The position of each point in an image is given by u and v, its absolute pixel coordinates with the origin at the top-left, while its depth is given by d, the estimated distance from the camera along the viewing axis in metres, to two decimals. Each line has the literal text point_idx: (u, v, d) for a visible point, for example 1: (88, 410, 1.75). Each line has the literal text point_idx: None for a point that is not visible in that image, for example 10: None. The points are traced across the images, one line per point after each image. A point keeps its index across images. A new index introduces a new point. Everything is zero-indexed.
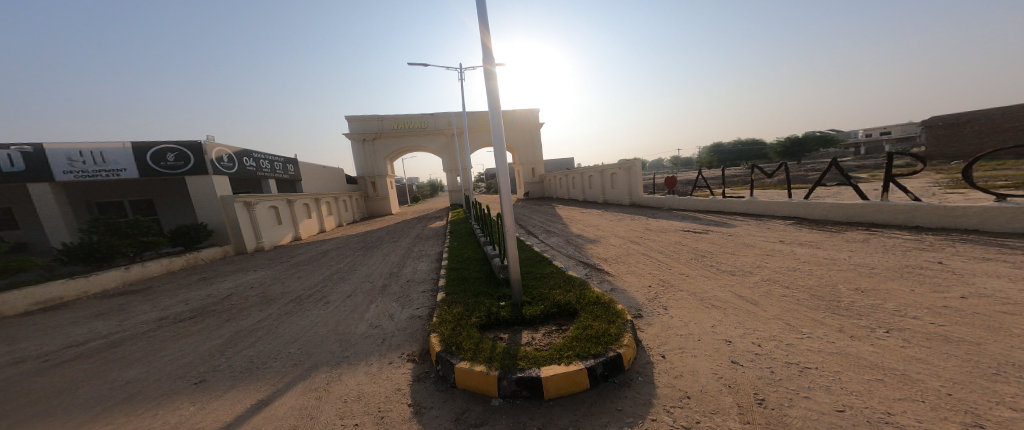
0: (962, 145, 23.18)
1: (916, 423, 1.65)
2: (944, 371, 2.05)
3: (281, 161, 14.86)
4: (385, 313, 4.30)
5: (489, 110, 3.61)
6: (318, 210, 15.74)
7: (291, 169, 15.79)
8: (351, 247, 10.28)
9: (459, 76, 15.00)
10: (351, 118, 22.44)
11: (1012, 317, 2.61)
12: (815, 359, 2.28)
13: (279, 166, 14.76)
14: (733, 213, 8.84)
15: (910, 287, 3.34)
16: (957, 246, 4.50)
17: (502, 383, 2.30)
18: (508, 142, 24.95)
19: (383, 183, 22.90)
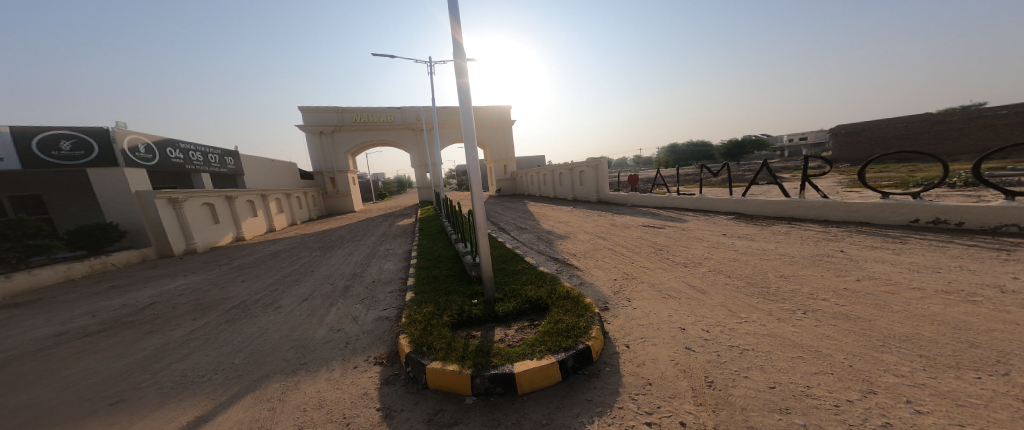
0: (858, 151, 27.11)
1: (826, 392, 1.94)
2: (846, 345, 2.41)
3: (216, 153, 13.32)
4: (347, 316, 4.06)
5: (459, 105, 3.53)
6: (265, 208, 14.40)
7: (230, 162, 14.20)
8: (304, 247, 9.55)
9: (428, 67, 14.38)
10: (306, 109, 20.68)
11: (893, 296, 3.15)
12: (751, 341, 2.57)
13: (215, 158, 13.21)
14: (686, 209, 9.57)
15: (823, 272, 3.88)
16: (858, 236, 5.31)
17: (475, 381, 2.28)
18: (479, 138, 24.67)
19: (342, 179, 21.50)
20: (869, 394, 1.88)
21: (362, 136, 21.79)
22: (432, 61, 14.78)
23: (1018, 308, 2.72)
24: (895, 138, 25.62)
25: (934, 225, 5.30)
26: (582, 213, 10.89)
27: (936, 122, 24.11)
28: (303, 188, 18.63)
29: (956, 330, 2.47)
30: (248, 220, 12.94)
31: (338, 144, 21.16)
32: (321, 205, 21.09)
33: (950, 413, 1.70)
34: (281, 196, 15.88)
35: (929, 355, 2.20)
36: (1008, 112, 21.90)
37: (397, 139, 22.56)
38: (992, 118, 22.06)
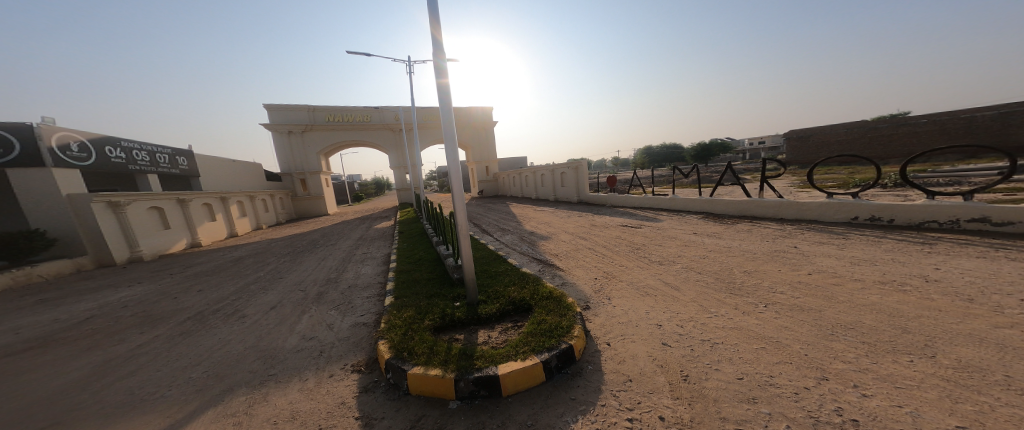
0: (808, 154, 29.42)
1: (786, 381, 2.08)
2: (802, 335, 2.61)
3: (165, 152, 12.29)
4: (321, 323, 3.87)
5: (439, 105, 3.47)
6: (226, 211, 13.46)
7: (183, 162, 13.15)
8: (271, 253, 9.02)
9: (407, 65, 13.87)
10: (275, 106, 19.56)
11: (840, 287, 3.45)
12: (720, 335, 2.71)
13: (164, 158, 12.18)
14: (660, 209, 9.96)
15: (781, 267, 4.17)
16: (810, 232, 5.76)
17: (459, 384, 2.25)
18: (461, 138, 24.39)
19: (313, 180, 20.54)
20: (823, 381, 2.05)
21: (335, 136, 20.89)
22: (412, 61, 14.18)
23: (942, 296, 3.05)
24: (837, 144, 28.08)
25: (871, 222, 5.84)
26: (563, 214, 11.06)
27: (869, 129, 26.59)
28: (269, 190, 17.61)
29: (893, 318, 2.73)
30: (205, 225, 12.04)
31: (309, 144, 20.17)
32: (291, 208, 20.03)
33: (889, 395, 1.88)
34: (245, 199, 14.94)
35: (871, 342, 2.42)
36: (928, 121, 24.65)
37: (374, 140, 21.82)
38: (916, 126, 24.75)
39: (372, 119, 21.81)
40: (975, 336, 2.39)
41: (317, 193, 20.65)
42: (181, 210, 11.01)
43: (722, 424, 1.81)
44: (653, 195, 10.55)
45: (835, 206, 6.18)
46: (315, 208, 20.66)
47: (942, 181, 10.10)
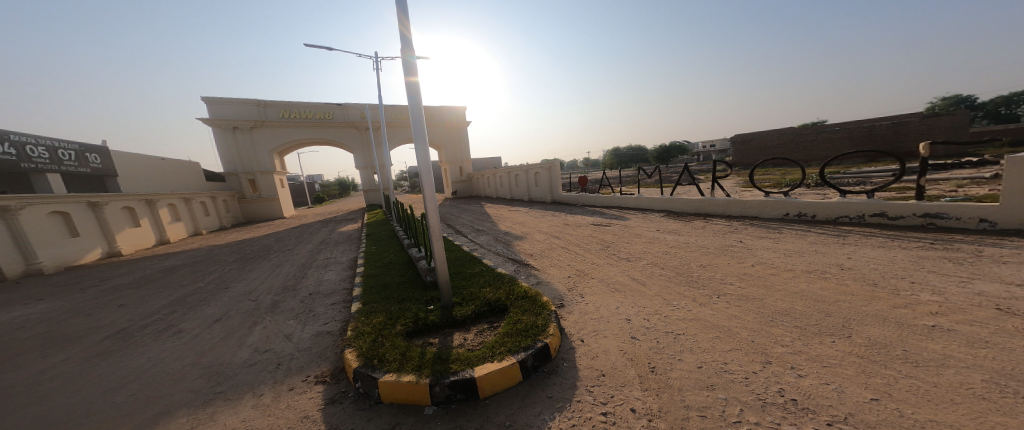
0: (750, 157, 32.29)
1: (737, 367, 2.26)
2: (750, 322, 2.86)
3: (70, 148, 10.67)
4: (277, 334, 3.59)
5: (409, 103, 3.36)
6: (155, 215, 12.03)
7: (94, 159, 11.51)
8: (215, 260, 8.21)
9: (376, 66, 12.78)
10: (220, 100, 17.83)
11: (779, 276, 3.82)
12: (681, 326, 2.89)
13: (68, 155, 10.54)
14: (626, 208, 10.40)
15: (731, 260, 4.53)
16: (754, 228, 6.33)
17: (434, 390, 2.19)
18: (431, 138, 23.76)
19: (265, 180, 19.01)
20: (767, 365, 2.25)
21: (292, 134, 19.46)
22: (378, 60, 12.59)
23: (855, 281, 3.49)
24: (773, 147, 30.70)
25: (799, 218, 6.54)
26: (536, 214, 11.18)
27: (796, 135, 29.78)
28: (211, 191, 16.04)
29: (820, 303, 3.08)
30: (127, 232, 10.67)
31: (260, 141, 18.62)
32: (238, 211, 18.40)
33: (820, 374, 2.11)
34: (179, 202, 13.46)
35: (804, 326, 2.70)
36: (841, 128, 28.18)
37: (336, 138, 20.61)
38: (831, 133, 28.07)
39: (334, 116, 20.51)
40: (880, 316, 2.76)
41: (270, 195, 19.16)
42: (95, 215, 9.68)
43: (687, 412, 1.92)
44: (620, 194, 10.97)
45: (772, 204, 6.85)
46: (268, 210, 19.15)
47: (852, 181, 11.64)
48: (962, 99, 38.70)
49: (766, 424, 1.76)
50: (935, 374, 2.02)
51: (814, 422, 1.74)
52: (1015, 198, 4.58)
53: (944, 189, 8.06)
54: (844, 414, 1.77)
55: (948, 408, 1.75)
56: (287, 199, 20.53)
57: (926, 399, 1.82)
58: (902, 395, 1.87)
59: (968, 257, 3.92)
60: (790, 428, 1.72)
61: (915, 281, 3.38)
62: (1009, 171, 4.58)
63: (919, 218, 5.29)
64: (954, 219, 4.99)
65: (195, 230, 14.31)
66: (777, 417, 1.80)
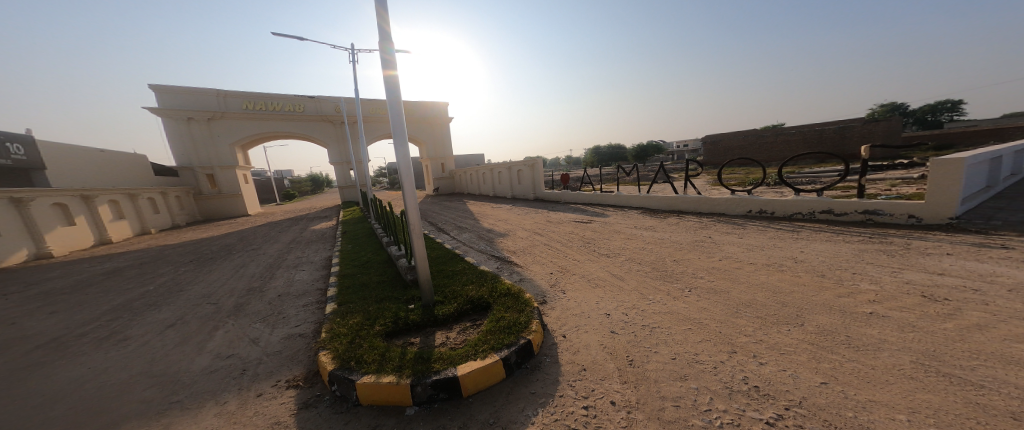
0: (718, 157, 33.81)
1: (706, 357, 2.38)
2: (719, 313, 3.01)
3: None
4: (242, 338, 3.41)
5: (387, 97, 3.26)
6: (92, 214, 11.04)
7: (16, 149, 10.42)
8: (167, 262, 7.63)
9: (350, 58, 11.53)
10: (174, 89, 16.55)
11: (745, 270, 4.05)
12: (656, 319, 3.00)
13: None
14: (606, 205, 10.62)
15: (702, 255, 4.75)
16: (721, 224, 6.66)
17: (416, 390, 2.17)
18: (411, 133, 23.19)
19: (225, 175, 17.87)
20: (733, 354, 2.39)
21: (257, 127, 18.42)
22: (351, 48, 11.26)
23: (807, 273, 3.77)
24: (739, 148, 32.27)
25: (761, 214, 6.94)
26: (519, 211, 11.20)
27: (758, 137, 31.47)
28: (160, 187, 14.91)
29: (779, 294, 3.29)
30: (57, 231, 9.71)
31: (219, 133, 17.47)
32: (195, 209, 17.20)
33: (778, 361, 2.26)
34: (123, 198, 12.44)
35: (765, 316, 2.88)
36: (798, 131, 30.14)
37: (306, 132, 19.73)
38: (788, 136, 29.97)
39: (306, 109, 19.63)
40: (829, 305, 2.99)
41: (232, 191, 18.07)
42: (20, 212, 8.76)
43: (663, 403, 1.99)
44: (601, 192, 11.19)
45: (737, 201, 7.23)
46: (229, 208, 18.06)
47: (808, 180, 12.54)
48: (897, 106, 42.55)
49: (732, 411, 1.86)
50: (874, 357, 2.22)
51: (773, 407, 1.86)
52: (941, 196, 5.09)
53: (883, 188, 8.84)
54: (799, 398, 1.90)
55: (885, 388, 1.92)
56: (251, 196, 19.43)
57: (867, 381, 2.00)
58: (848, 378, 2.04)
59: (903, 250, 4.32)
60: (753, 413, 1.83)
61: (858, 272, 3.69)
62: (935, 172, 5.09)
63: (860, 214, 5.77)
64: (890, 215, 5.49)
65: (143, 229, 13.28)
66: (742, 404, 1.91)
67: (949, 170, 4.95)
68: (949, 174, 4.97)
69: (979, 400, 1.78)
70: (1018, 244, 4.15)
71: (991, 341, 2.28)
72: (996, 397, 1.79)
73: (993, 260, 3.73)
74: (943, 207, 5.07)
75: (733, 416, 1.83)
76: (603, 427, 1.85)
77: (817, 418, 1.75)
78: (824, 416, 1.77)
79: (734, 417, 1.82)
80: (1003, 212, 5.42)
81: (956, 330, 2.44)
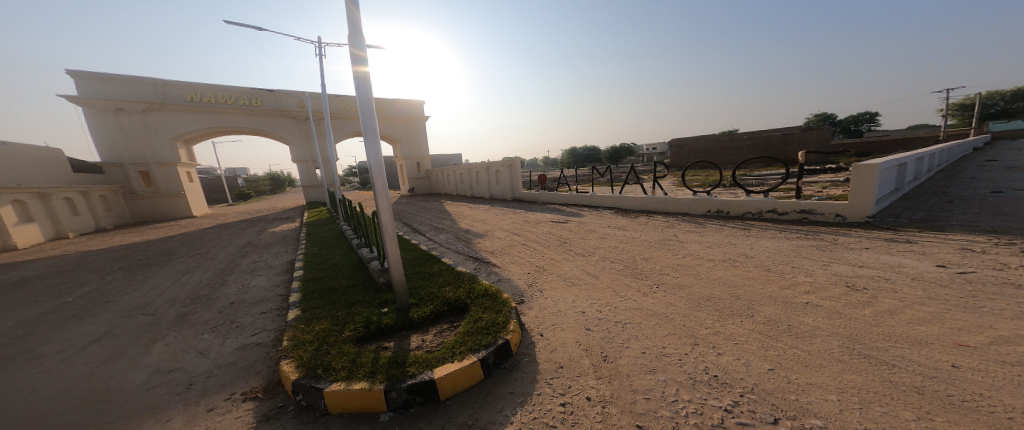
0: (683, 159, 35.55)
1: (672, 350, 2.50)
2: (684, 308, 3.18)
3: None
4: (188, 350, 3.14)
5: (356, 93, 3.14)
6: None
7: None
8: (94, 269, 6.84)
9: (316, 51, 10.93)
10: (102, 76, 14.92)
11: (707, 266, 4.29)
12: (627, 316, 3.11)
13: None
14: (581, 205, 10.85)
15: (668, 253, 4.98)
16: (685, 223, 7.03)
17: (390, 395, 2.11)
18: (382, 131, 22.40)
19: (164, 172, 16.32)
20: (695, 346, 2.53)
21: (205, 121, 17.04)
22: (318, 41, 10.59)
23: (758, 267, 4.08)
24: (702, 151, 34.18)
25: (719, 214, 7.40)
26: (496, 211, 11.18)
27: (717, 141, 33.50)
28: (80, 185, 13.36)
29: (734, 288, 3.53)
30: None
31: (158, 127, 15.95)
32: (126, 210, 15.55)
33: (734, 351, 2.42)
34: (32, 197, 11.04)
35: (722, 309, 3.07)
36: (752, 136, 32.41)
37: (264, 128, 18.54)
38: (742, 141, 32.19)
39: (264, 103, 18.38)
40: (778, 296, 3.25)
41: (172, 190, 16.58)
42: None
43: (635, 396, 2.07)
44: (577, 192, 11.41)
45: (699, 201, 7.66)
46: (167, 208, 16.51)
47: (760, 181, 13.58)
48: (830, 115, 47.21)
49: (696, 400, 1.97)
50: (810, 343, 2.44)
51: (730, 394, 1.98)
52: (861, 197, 5.72)
53: (820, 190, 9.80)
54: (751, 384, 2.05)
55: (821, 371, 2.12)
56: (195, 195, 17.91)
57: (809, 366, 2.19)
58: (790, 364, 2.22)
59: (835, 245, 4.79)
60: (714, 402, 1.94)
61: (799, 266, 4.04)
62: (856, 176, 5.76)
63: (797, 214, 6.32)
64: (823, 214, 6.07)
65: (56, 233, 11.86)
66: (704, 393, 2.02)
67: (869, 175, 5.60)
68: (869, 177, 5.62)
69: (891, 378, 2.00)
70: (921, 238, 4.74)
71: (909, 324, 2.58)
72: (911, 374, 2.02)
73: (901, 253, 4.22)
74: (862, 206, 5.71)
75: (696, 405, 1.93)
76: (579, 423, 1.89)
77: (767, 403, 1.89)
78: (773, 400, 1.91)
79: (697, 406, 1.92)
80: (920, 211, 6.15)
81: (872, 315, 2.75)
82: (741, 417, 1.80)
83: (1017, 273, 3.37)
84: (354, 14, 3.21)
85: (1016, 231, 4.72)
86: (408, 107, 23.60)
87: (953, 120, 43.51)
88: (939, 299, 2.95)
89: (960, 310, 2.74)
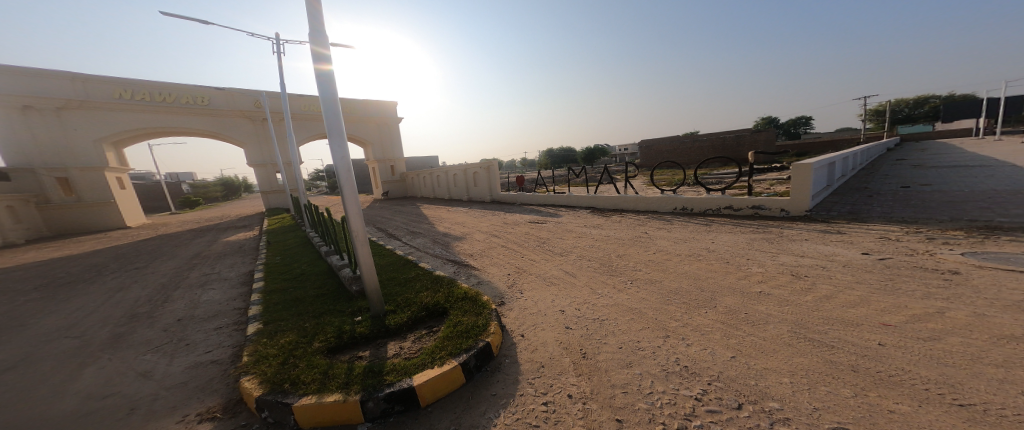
0: (652, 160, 37.05)
1: (646, 343, 2.59)
2: (656, 302, 3.30)
3: None
4: (129, 373, 2.85)
5: (318, 93, 3.01)
6: None
7: None
8: (7, 291, 6.00)
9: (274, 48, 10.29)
10: (7, 68, 13.16)
11: (677, 261, 4.48)
12: (604, 312, 3.19)
13: None
14: (559, 205, 10.99)
15: (641, 249, 5.17)
16: (655, 220, 7.33)
17: (367, 406, 2.03)
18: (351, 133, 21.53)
19: (86, 178, 14.58)
20: (666, 339, 2.63)
21: (139, 120, 15.56)
22: (277, 39, 9.97)
23: (719, 260, 4.33)
24: (668, 152, 35.76)
25: (685, 211, 7.77)
26: (475, 214, 11.08)
27: (682, 142, 35.24)
28: None
29: (699, 281, 3.72)
30: None
31: (79, 126, 14.32)
32: (39, 221, 13.67)
33: (701, 341, 2.55)
34: None
35: (689, 302, 3.23)
36: (713, 137, 34.42)
37: (211, 128, 17.33)
38: (702, 142, 34.09)
39: (210, 102, 17.10)
40: (741, 287, 3.46)
41: (99, 198, 14.88)
42: None
43: (614, 391, 2.12)
44: (554, 192, 11.54)
45: (666, 199, 8.02)
46: (93, 218, 14.75)
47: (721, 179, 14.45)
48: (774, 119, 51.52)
49: (669, 391, 2.05)
50: (766, 330, 2.62)
51: (699, 383, 2.08)
52: (800, 193, 6.25)
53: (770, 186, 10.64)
54: (717, 373, 2.17)
55: (774, 356, 2.28)
56: (128, 202, 16.22)
57: (766, 351, 2.34)
58: (749, 351, 2.37)
59: (782, 237, 5.19)
60: (685, 391, 2.03)
61: (755, 258, 4.32)
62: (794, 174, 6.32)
63: (749, 209, 6.77)
64: (770, 210, 6.56)
65: None
66: (677, 384, 2.11)
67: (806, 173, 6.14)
68: (805, 175, 6.19)
69: (832, 359, 2.19)
70: (850, 229, 5.26)
71: (851, 307, 2.83)
72: (852, 354, 2.21)
73: (835, 243, 4.65)
74: (800, 201, 6.24)
75: (670, 395, 2.01)
76: (562, 421, 1.90)
77: (732, 389, 2.00)
78: (737, 387, 2.02)
79: (671, 396, 2.00)
80: (857, 205, 6.79)
81: (813, 301, 3.00)
82: (710, 405, 1.89)
83: (926, 258, 3.81)
84: (316, 9, 3.07)
85: (923, 220, 5.36)
86: (379, 107, 22.70)
87: (872, 125, 49.27)
88: (871, 283, 3.27)
89: (885, 292, 3.05)
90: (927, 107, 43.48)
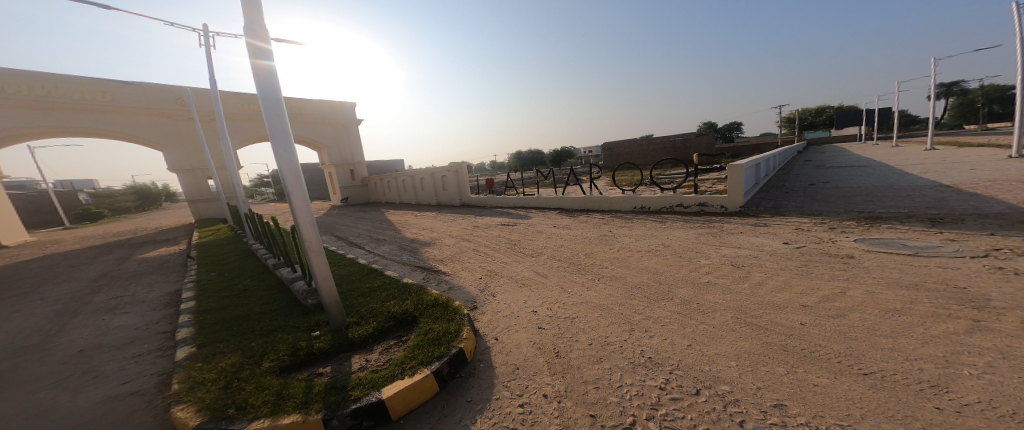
0: (613, 162, 38.61)
1: (614, 338, 2.69)
2: (621, 298, 3.44)
3: None
4: (21, 414, 2.44)
5: (258, 92, 2.78)
6: None
7: None
8: None
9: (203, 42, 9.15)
10: None
11: (641, 256, 4.71)
12: (575, 310, 3.26)
13: None
14: (528, 207, 11.10)
15: (606, 247, 5.37)
16: (618, 219, 7.66)
17: (331, 424, 1.91)
18: (307, 135, 20.22)
19: None
20: (632, 332, 2.75)
21: (20, 118, 13.26)
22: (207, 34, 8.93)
23: (674, 255, 4.61)
24: (628, 155, 37.43)
25: (644, 209, 8.19)
26: (444, 218, 10.86)
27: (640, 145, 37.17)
28: None
29: (659, 275, 3.93)
30: None
31: None
32: None
33: (662, 333, 2.69)
34: None
35: (651, 295, 3.41)
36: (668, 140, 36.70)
37: (120, 129, 15.42)
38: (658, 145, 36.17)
39: (117, 99, 15.13)
40: (696, 278, 3.71)
41: None
42: None
43: (586, 386, 2.17)
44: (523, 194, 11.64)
45: (627, 199, 8.41)
46: None
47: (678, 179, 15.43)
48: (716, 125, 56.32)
49: (637, 383, 2.13)
50: (718, 317, 2.82)
51: (662, 373, 2.20)
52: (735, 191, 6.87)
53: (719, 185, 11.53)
54: (678, 361, 2.30)
55: (724, 342, 2.47)
56: None
57: (720, 338, 2.52)
58: (703, 338, 2.55)
59: (727, 230, 5.65)
60: (651, 382, 2.13)
61: (707, 251, 4.66)
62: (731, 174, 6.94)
63: (696, 206, 7.29)
64: (712, 206, 7.11)
65: None
66: (643, 375, 2.21)
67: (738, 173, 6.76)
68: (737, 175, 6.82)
69: (770, 340, 2.41)
70: (775, 221, 5.87)
71: (789, 291, 3.14)
72: (790, 334, 2.45)
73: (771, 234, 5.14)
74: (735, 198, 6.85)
75: (638, 387, 2.10)
76: (538, 422, 1.91)
77: (690, 376, 2.13)
78: (695, 374, 2.15)
79: (639, 388, 2.09)
80: (791, 200, 7.56)
81: (753, 288, 3.29)
82: (673, 392, 2.00)
83: (831, 245, 4.35)
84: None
85: (837, 212, 6.10)
86: (336, 108, 21.42)
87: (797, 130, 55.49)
88: (803, 268, 3.66)
89: (810, 277, 3.42)
90: (826, 115, 50.77)
